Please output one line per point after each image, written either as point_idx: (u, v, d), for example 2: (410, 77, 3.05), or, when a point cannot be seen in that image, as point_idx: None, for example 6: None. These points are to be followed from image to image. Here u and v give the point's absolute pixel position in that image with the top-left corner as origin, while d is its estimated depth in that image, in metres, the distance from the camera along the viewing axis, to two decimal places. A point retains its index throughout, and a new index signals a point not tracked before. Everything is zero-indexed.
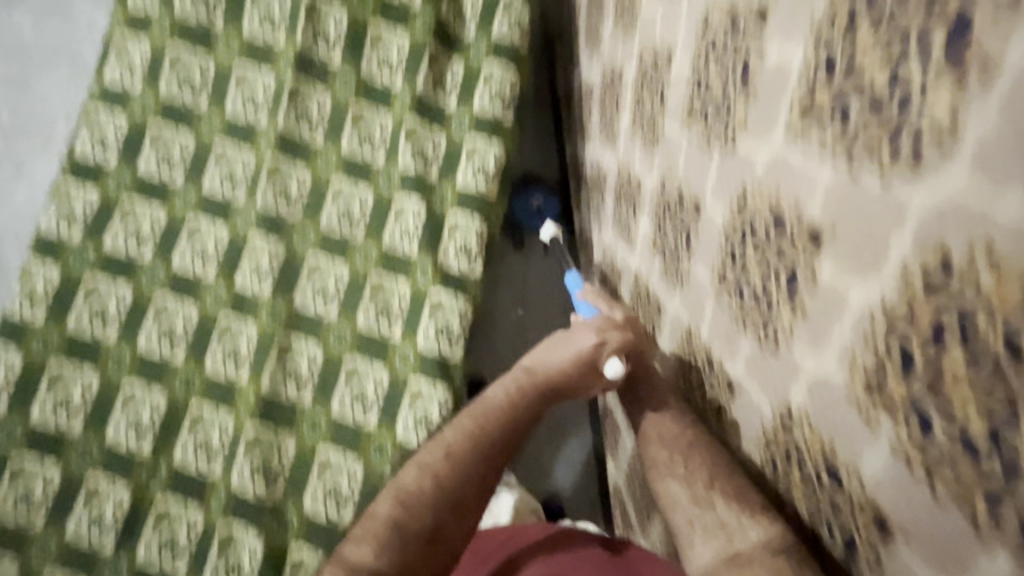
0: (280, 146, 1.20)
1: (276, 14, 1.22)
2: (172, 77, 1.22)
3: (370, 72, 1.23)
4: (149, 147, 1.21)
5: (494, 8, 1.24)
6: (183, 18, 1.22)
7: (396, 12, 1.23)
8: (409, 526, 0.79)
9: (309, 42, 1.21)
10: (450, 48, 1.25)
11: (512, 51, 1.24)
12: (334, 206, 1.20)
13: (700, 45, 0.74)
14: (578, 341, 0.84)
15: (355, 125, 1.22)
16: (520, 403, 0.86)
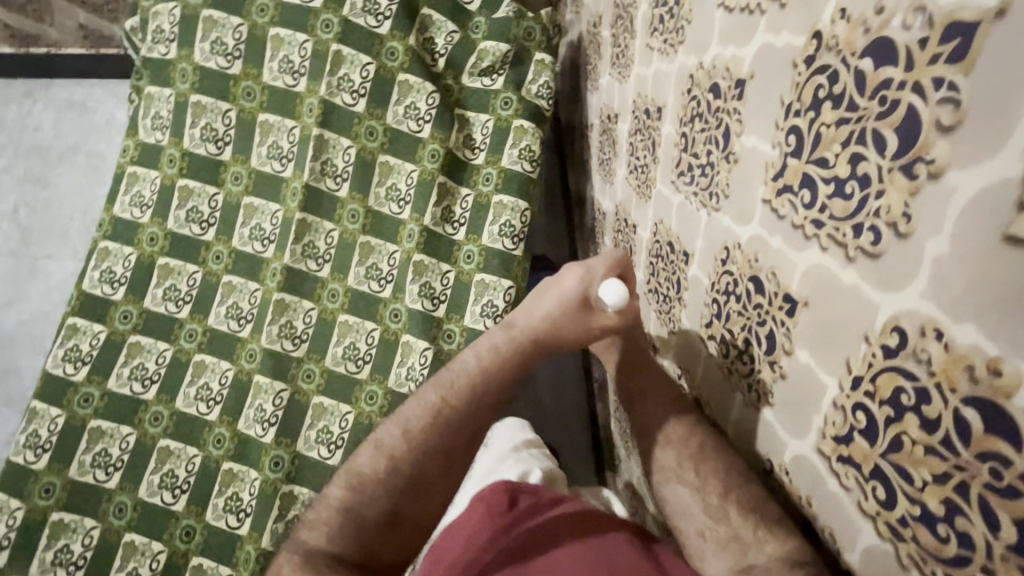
0: (285, 282, 1.20)
1: (284, 148, 1.23)
2: (180, 212, 1.23)
3: (377, 205, 1.24)
4: (157, 282, 1.21)
5: (504, 140, 1.24)
6: (191, 151, 1.23)
7: (398, 147, 1.25)
8: (363, 517, 0.71)
9: (315, 177, 1.21)
10: (456, 179, 1.25)
11: (522, 178, 1.23)
12: (340, 344, 1.20)
13: (720, 269, 0.64)
14: (562, 286, 0.74)
15: (362, 259, 1.22)
16: (498, 367, 0.75)
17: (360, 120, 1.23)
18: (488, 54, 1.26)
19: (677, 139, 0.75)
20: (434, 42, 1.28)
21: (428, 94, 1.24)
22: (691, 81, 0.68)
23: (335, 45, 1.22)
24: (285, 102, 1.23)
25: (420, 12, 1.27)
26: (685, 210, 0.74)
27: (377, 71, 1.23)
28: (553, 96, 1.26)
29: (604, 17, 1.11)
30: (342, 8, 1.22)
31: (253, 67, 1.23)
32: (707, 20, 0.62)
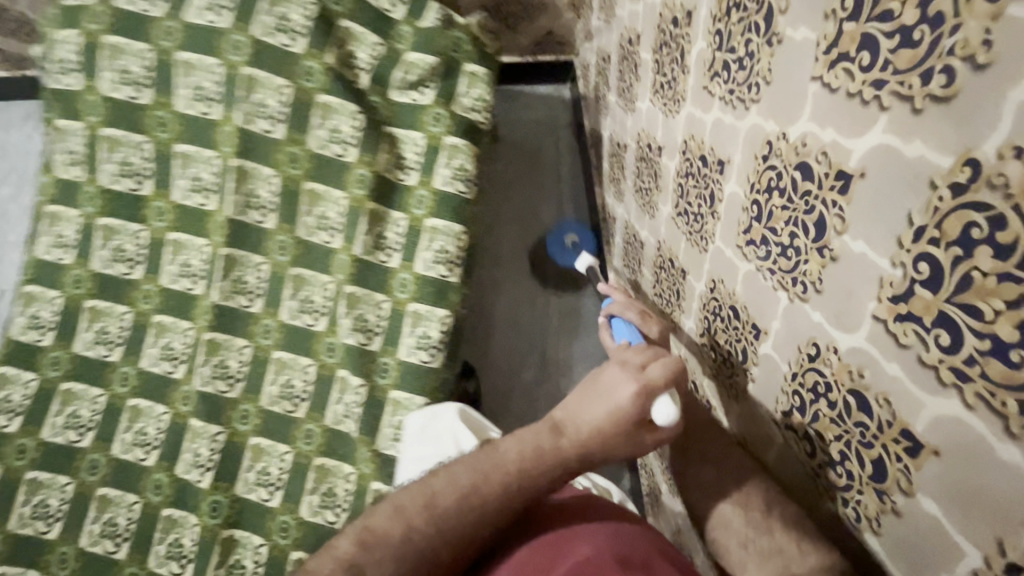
0: (216, 321, 1.13)
1: (206, 180, 1.15)
2: (105, 251, 1.15)
3: (307, 234, 1.16)
4: (85, 326, 1.13)
5: (436, 159, 1.18)
6: (108, 188, 1.15)
7: (321, 173, 1.16)
8: None
9: (239, 211, 1.14)
10: (387, 202, 1.18)
11: (456, 201, 1.18)
12: (275, 382, 1.14)
13: (805, 362, 0.59)
14: (617, 390, 0.70)
15: (294, 292, 1.16)
16: (533, 464, 0.72)
17: (281, 146, 1.14)
18: (415, 68, 1.18)
19: (747, 204, 0.67)
20: (356, 56, 1.17)
21: (353, 115, 1.15)
22: (770, 149, 0.60)
23: (243, 69, 1.11)
24: (202, 131, 1.14)
25: (338, 25, 1.16)
26: (755, 281, 0.68)
27: (293, 93, 1.13)
28: (486, 110, 1.21)
29: (644, 35, 1.01)
30: (251, 27, 1.11)
31: (165, 95, 1.13)
32: (797, 89, 0.54)
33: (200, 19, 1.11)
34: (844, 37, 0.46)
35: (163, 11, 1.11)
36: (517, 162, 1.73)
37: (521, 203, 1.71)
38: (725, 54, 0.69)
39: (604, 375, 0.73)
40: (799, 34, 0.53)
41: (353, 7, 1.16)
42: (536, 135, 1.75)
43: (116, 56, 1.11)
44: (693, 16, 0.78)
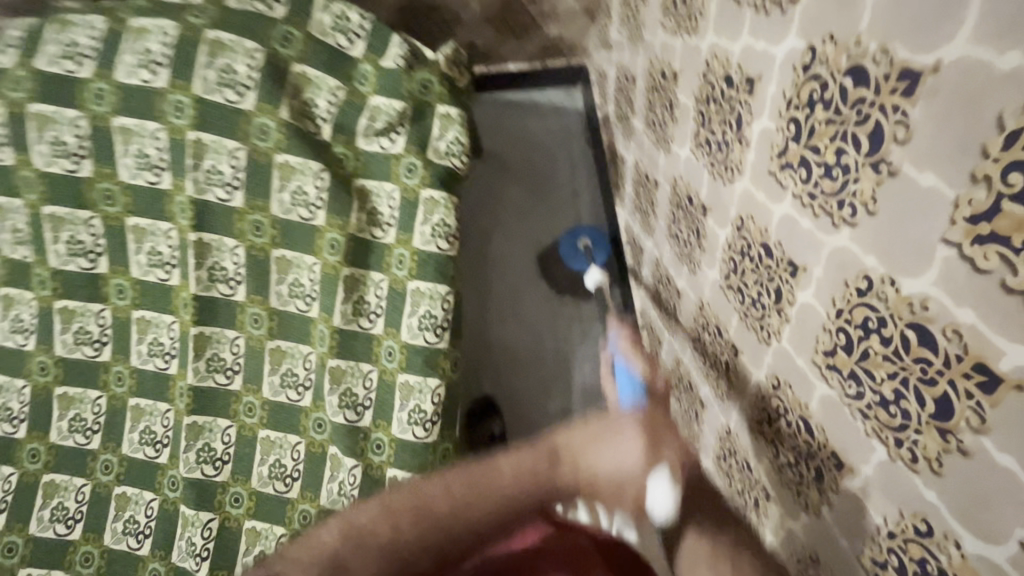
0: (193, 404, 1.07)
1: (164, 254, 1.06)
2: (66, 335, 1.09)
3: (280, 304, 1.08)
4: (59, 415, 1.09)
5: (414, 214, 1.06)
6: (59, 270, 1.06)
7: (288, 238, 1.05)
8: None
9: (203, 286, 1.05)
10: (363, 263, 1.08)
11: (439, 259, 1.06)
12: (264, 462, 1.09)
13: (913, 531, 0.52)
14: (626, 446, 0.59)
15: (274, 367, 1.09)
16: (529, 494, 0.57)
17: (242, 215, 1.04)
18: (381, 113, 1.05)
19: (831, 327, 0.59)
20: (313, 104, 1.04)
21: (316, 175, 1.03)
22: (870, 287, 0.51)
23: (188, 132, 0.99)
24: (152, 203, 1.04)
25: (291, 70, 1.02)
26: (837, 410, 0.60)
27: (248, 156, 1.01)
28: (465, 153, 1.08)
29: (683, 75, 0.87)
30: (192, 83, 0.98)
31: (106, 165, 1.02)
32: (917, 239, 0.44)
33: (131, 79, 0.98)
34: (1002, 217, 0.36)
35: (91, 71, 0.98)
36: (511, 178, 1.63)
37: (520, 222, 1.61)
38: (803, 149, 0.58)
39: (611, 421, 0.62)
40: (924, 179, 0.42)
41: (304, 49, 1.02)
42: (529, 149, 1.64)
43: (42, 125, 0.99)
44: (754, 84, 0.66)
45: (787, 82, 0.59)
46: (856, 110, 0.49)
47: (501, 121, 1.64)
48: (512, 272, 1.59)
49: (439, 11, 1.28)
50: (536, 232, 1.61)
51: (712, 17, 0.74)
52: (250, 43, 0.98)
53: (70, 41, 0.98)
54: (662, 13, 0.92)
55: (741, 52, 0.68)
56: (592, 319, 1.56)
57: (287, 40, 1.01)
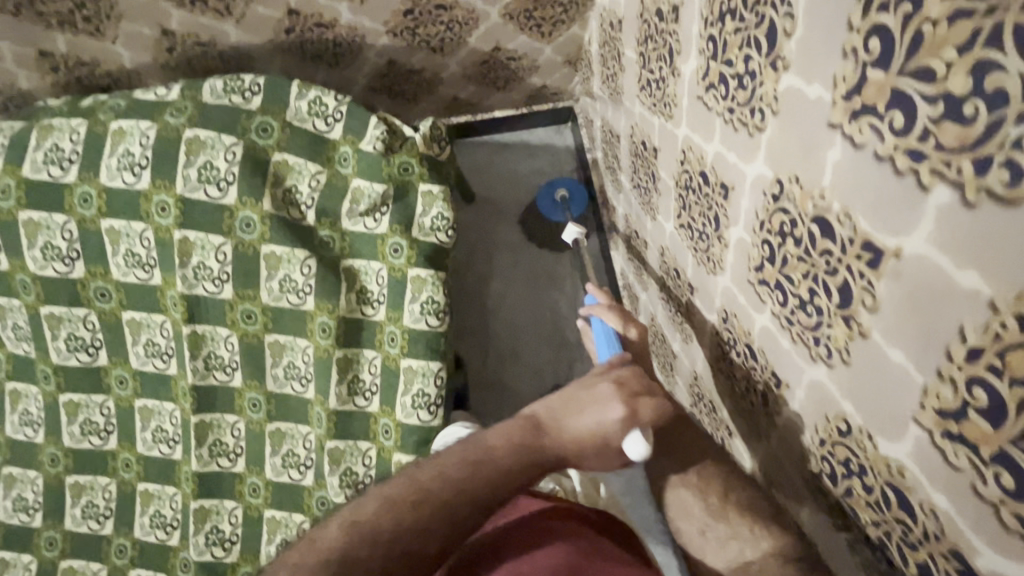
0: (200, 489, 1.05)
1: (161, 345, 1.07)
2: (74, 426, 1.08)
3: (277, 388, 1.08)
4: (71, 503, 1.08)
5: (402, 293, 1.06)
6: (62, 365, 1.07)
7: (279, 325, 1.06)
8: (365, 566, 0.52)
9: (199, 377, 1.05)
10: (356, 342, 1.08)
11: (429, 336, 1.06)
12: (271, 543, 1.07)
13: None
14: (602, 409, 0.55)
15: (275, 448, 1.08)
16: (518, 468, 0.57)
17: (233, 305, 1.05)
18: (363, 195, 1.06)
19: (814, 450, 0.57)
20: (296, 191, 1.05)
21: (303, 262, 1.03)
22: (849, 432, 0.50)
23: (174, 230, 1.01)
24: (147, 297, 1.05)
25: (271, 160, 1.04)
26: (826, 532, 0.59)
27: (234, 249, 1.02)
28: (450, 227, 1.07)
29: (663, 153, 0.85)
30: (175, 183, 1.00)
31: (98, 264, 1.04)
32: (890, 407, 0.43)
33: (115, 181, 1.00)
34: (970, 424, 0.35)
35: (76, 175, 1.00)
36: (506, 222, 1.61)
37: (517, 267, 1.59)
38: (778, 273, 0.56)
39: (588, 382, 0.58)
40: (892, 353, 0.41)
41: (281, 138, 1.03)
42: (523, 190, 1.62)
43: (35, 233, 1.01)
44: (729, 191, 0.64)
45: (758, 203, 0.57)
46: (824, 258, 0.47)
47: (492, 166, 1.62)
48: (512, 322, 1.56)
49: (417, 73, 1.22)
50: (533, 275, 1.59)
51: (684, 111, 0.72)
52: (228, 138, 1.00)
53: (54, 146, 0.99)
54: (638, 87, 0.90)
55: (715, 155, 0.65)
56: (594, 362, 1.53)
57: (264, 129, 1.03)
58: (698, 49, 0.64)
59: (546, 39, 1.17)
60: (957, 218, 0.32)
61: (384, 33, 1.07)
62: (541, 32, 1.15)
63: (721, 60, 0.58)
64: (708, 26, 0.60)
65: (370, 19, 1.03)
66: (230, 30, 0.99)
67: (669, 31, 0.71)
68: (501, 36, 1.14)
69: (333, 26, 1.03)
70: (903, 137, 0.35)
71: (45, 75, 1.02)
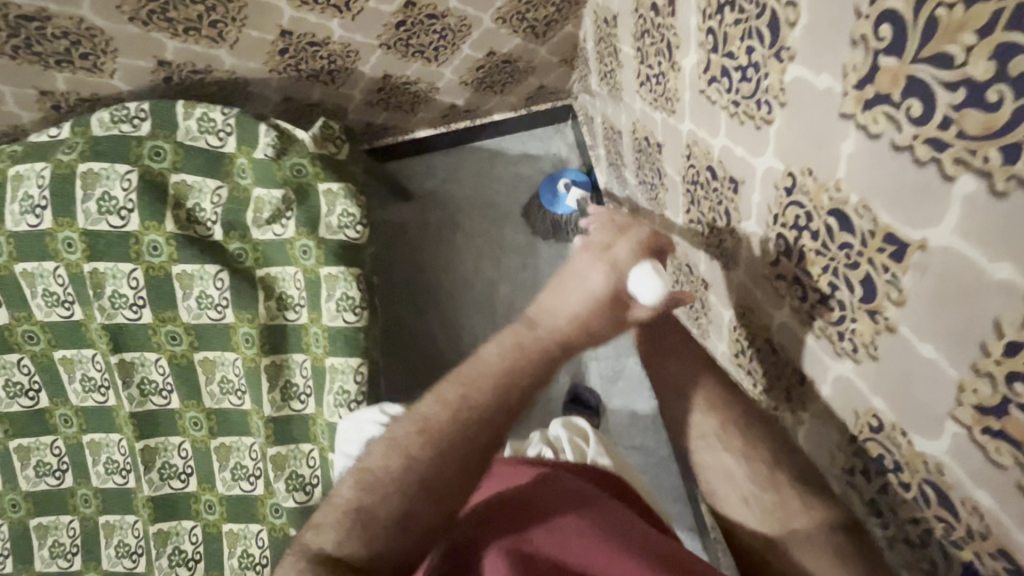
0: (156, 513, 1.07)
1: (95, 378, 1.08)
2: (28, 470, 1.10)
3: (214, 405, 1.09)
4: (38, 545, 1.09)
5: (318, 292, 1.09)
6: (6, 412, 1.09)
7: (251, 345, 1.07)
8: (384, 518, 0.48)
9: (136, 404, 1.07)
10: (282, 348, 1.10)
11: (348, 332, 1.08)
12: (233, 555, 1.07)
13: None
14: (588, 279, 0.56)
15: (223, 462, 1.09)
16: (519, 370, 0.54)
17: (155, 328, 1.07)
18: (265, 204, 1.09)
19: (845, 446, 0.56)
20: (199, 209, 1.08)
21: (215, 277, 1.06)
22: (881, 429, 0.48)
23: (84, 264, 1.04)
24: (73, 334, 1.08)
25: (169, 182, 1.07)
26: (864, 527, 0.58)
27: (146, 274, 1.05)
28: (356, 222, 1.11)
29: (667, 148, 0.84)
30: (77, 219, 1.03)
31: (20, 309, 1.06)
32: (923, 402, 0.41)
33: (98, 225, 1.03)
34: (1010, 420, 0.34)
35: None
36: (509, 223, 1.58)
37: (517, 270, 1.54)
38: (795, 267, 0.55)
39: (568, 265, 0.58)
40: (921, 347, 0.40)
41: (177, 159, 1.07)
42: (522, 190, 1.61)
43: None
44: (738, 185, 0.63)
45: (770, 197, 0.56)
46: (844, 252, 0.46)
47: (489, 169, 1.61)
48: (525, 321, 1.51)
49: (413, 84, 1.22)
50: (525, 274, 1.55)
51: (687, 105, 0.71)
52: (123, 167, 1.03)
53: None
54: (636, 83, 0.88)
55: (721, 149, 0.64)
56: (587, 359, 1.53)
57: (158, 153, 1.06)
58: (697, 43, 0.63)
59: (540, 40, 1.16)
60: (984, 208, 0.31)
61: (377, 46, 1.06)
62: (536, 34, 1.14)
63: (722, 53, 0.57)
64: (707, 18, 0.58)
65: (362, 34, 1.02)
66: (224, 55, 0.98)
67: (666, 25, 0.70)
68: (495, 40, 1.13)
69: (327, 44, 1.02)
70: (921, 127, 0.34)
71: (47, 115, 1.05)
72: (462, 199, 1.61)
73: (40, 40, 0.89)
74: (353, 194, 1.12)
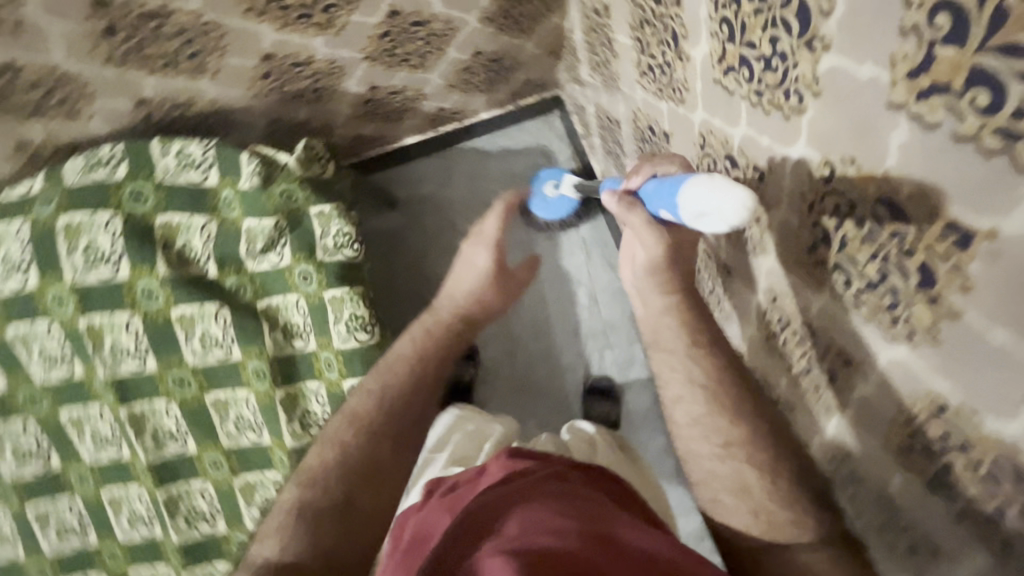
0: (187, 558, 1.07)
1: (106, 433, 1.05)
2: (48, 533, 1.07)
3: (232, 443, 1.07)
4: None
5: (325, 317, 1.06)
6: (18, 479, 1.06)
7: (264, 380, 1.05)
8: (314, 519, 0.64)
9: (152, 453, 1.05)
10: (295, 377, 1.08)
11: (361, 352, 1.05)
12: None
13: None
14: (475, 263, 0.83)
15: (249, 500, 1.08)
16: (438, 329, 0.81)
17: (161, 376, 1.03)
18: (257, 233, 1.05)
19: (899, 425, 0.56)
20: (190, 247, 1.04)
21: (216, 315, 1.02)
22: (945, 410, 0.48)
23: (77, 318, 1.00)
24: (76, 392, 1.04)
25: (155, 225, 1.02)
26: (923, 500, 0.58)
27: (144, 322, 1.01)
28: (354, 240, 1.08)
29: (676, 137, 0.82)
30: (63, 274, 0.98)
31: (19, 373, 1.03)
32: (995, 384, 0.41)
33: (88, 278, 0.99)
34: None
35: None
36: None
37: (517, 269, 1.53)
38: (837, 254, 0.54)
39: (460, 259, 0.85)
40: (993, 333, 0.39)
41: (159, 199, 1.02)
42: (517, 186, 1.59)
43: None
44: (764, 174, 0.62)
45: (805, 185, 0.55)
46: (896, 240, 0.45)
47: (481, 167, 1.59)
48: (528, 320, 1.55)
49: (400, 92, 1.18)
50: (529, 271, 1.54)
51: (699, 95, 0.69)
52: (103, 214, 0.98)
53: None
54: (637, 73, 0.86)
55: (742, 139, 0.63)
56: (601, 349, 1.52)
57: (139, 196, 1.01)
58: (708, 32, 0.61)
59: (526, 34, 1.13)
60: None
61: (363, 59, 1.02)
62: (521, 29, 1.11)
63: (740, 43, 0.55)
64: (720, 7, 0.57)
65: (348, 49, 0.98)
66: (207, 85, 0.94)
67: (670, 15, 0.68)
68: (481, 40, 1.10)
69: (311, 63, 0.98)
70: (991, 116, 0.33)
71: (21, 167, 1.00)
72: (458, 202, 1.58)
73: (10, 91, 0.83)
74: (343, 212, 1.08)
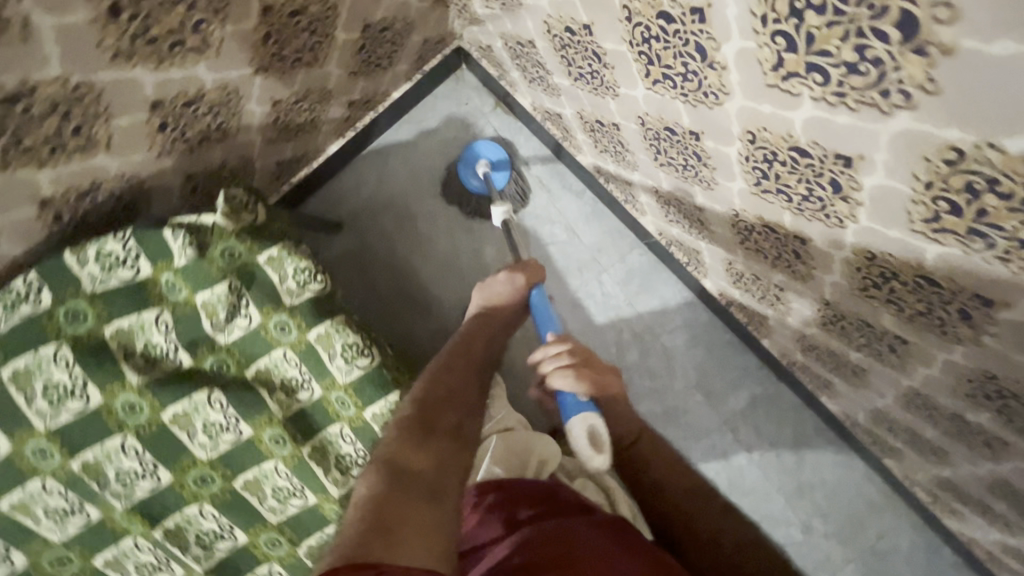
0: None
1: (152, 560, 1.00)
2: None
3: (280, 516, 1.03)
4: None
5: (319, 358, 1.02)
6: None
7: (283, 445, 0.99)
8: (433, 425, 0.74)
9: (206, 558, 1.02)
10: (315, 428, 1.03)
11: (371, 374, 1.03)
12: None
13: None
14: (498, 284, 0.96)
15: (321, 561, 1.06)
16: (492, 329, 0.94)
17: (180, 481, 0.97)
18: (215, 304, 0.98)
19: (921, 198, 0.56)
20: (152, 345, 0.95)
21: (210, 402, 0.96)
22: (961, 155, 0.48)
23: (71, 462, 0.91)
24: (104, 533, 0.97)
25: (106, 338, 0.92)
26: (961, 261, 0.59)
27: (139, 437, 0.93)
28: (316, 272, 1.04)
29: (599, 25, 0.81)
30: (32, 424, 0.88)
31: (35, 541, 0.94)
32: (1004, 101, 0.41)
33: (61, 418, 0.89)
34: None
35: None
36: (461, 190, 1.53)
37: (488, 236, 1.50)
38: (806, 56, 0.53)
39: (486, 283, 0.98)
40: (997, 47, 0.39)
41: (99, 310, 0.92)
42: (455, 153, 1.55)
43: None
44: (704, 12, 0.61)
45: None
46: (866, 6, 0.45)
47: (415, 147, 1.54)
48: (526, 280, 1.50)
49: (307, 99, 1.12)
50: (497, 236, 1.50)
51: None
52: (47, 347, 0.88)
53: None
54: None
55: None
56: (595, 276, 1.55)
57: (76, 316, 0.91)
58: None
59: None
60: None
61: (254, 74, 0.96)
62: None
63: None
64: None
65: (235, 66, 0.92)
66: (105, 160, 0.86)
67: None
68: (367, 11, 1.05)
69: (203, 96, 0.91)
70: None
71: None
72: (406, 191, 1.53)
73: None
74: (295, 253, 1.03)
